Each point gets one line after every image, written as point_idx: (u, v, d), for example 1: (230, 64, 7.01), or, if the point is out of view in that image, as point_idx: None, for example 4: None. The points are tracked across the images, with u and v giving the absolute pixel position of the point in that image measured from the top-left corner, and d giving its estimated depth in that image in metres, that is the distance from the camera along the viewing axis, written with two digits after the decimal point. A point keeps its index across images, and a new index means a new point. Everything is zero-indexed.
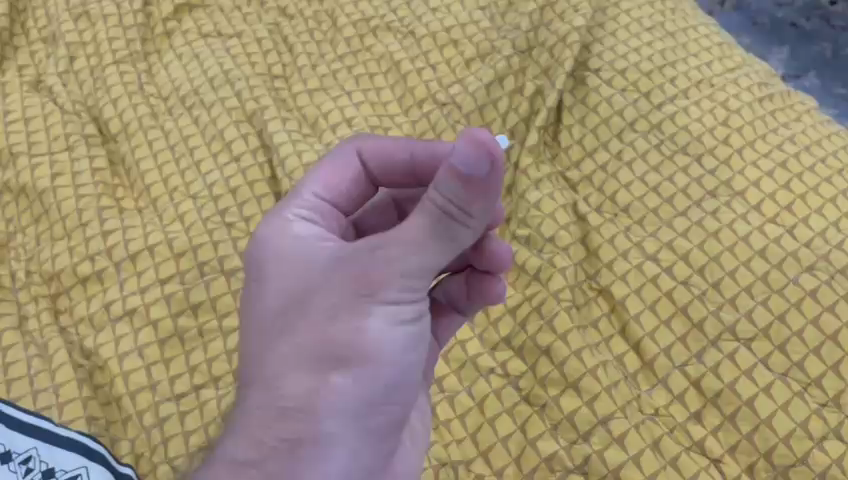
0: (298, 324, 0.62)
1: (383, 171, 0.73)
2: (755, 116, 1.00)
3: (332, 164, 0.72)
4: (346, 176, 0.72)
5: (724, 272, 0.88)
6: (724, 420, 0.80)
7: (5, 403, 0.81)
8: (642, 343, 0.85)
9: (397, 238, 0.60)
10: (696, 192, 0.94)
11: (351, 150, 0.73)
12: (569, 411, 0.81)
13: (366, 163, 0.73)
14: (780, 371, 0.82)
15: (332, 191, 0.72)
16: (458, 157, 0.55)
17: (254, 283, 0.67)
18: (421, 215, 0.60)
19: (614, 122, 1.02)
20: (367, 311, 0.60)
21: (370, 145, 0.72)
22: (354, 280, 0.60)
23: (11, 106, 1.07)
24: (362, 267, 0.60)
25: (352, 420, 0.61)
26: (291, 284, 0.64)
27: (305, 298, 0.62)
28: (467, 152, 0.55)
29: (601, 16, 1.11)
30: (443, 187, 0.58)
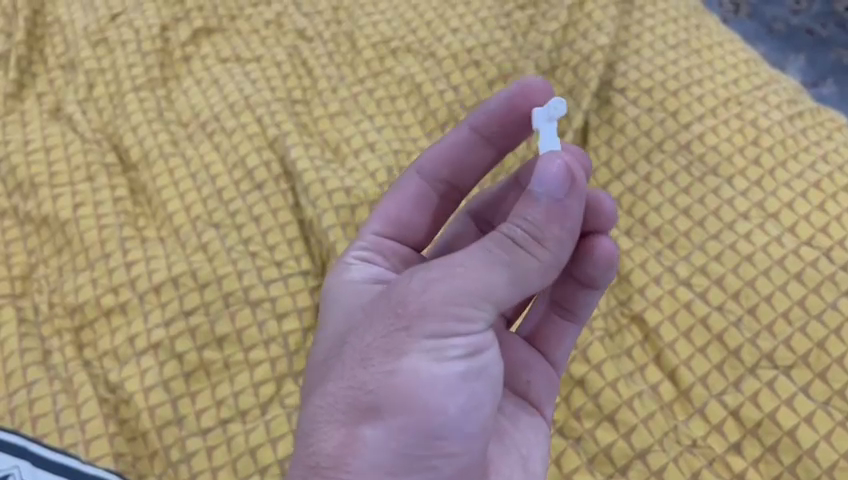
0: (335, 363, 0.57)
1: (457, 169, 0.72)
2: (785, 134, 0.98)
3: (386, 198, 0.73)
4: (401, 206, 0.72)
5: (759, 297, 0.86)
6: (765, 451, 0.78)
7: (43, 446, 0.79)
8: (677, 372, 0.83)
9: (442, 263, 0.56)
10: (728, 214, 0.93)
11: (403, 179, 0.73)
12: (605, 444, 0.79)
13: (428, 176, 0.72)
14: (822, 400, 0.80)
15: (392, 221, 0.72)
16: (538, 177, 0.55)
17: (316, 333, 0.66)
18: (480, 240, 0.57)
19: (642, 143, 1.00)
20: (402, 349, 0.53)
21: (432, 152, 0.72)
22: (389, 309, 0.55)
23: (31, 135, 1.06)
24: (400, 294, 0.55)
25: (390, 474, 0.53)
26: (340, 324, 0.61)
27: (347, 337, 0.59)
28: (553, 173, 0.54)
29: (625, 34, 1.10)
30: (515, 215, 0.56)
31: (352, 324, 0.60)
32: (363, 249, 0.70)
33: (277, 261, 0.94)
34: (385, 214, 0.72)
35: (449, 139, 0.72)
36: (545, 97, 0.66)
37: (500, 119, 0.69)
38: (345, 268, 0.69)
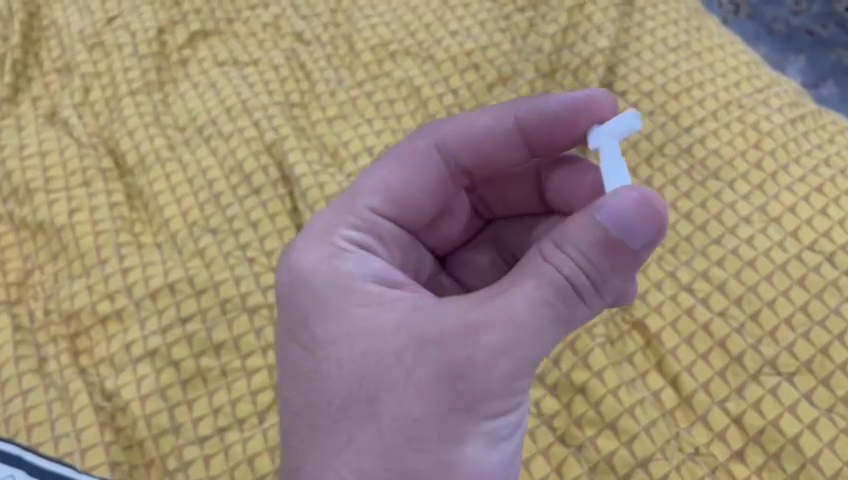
0: (375, 415, 0.56)
1: (481, 155, 0.71)
2: (787, 138, 0.97)
3: (388, 165, 0.70)
4: (410, 176, 0.69)
5: (762, 303, 0.85)
6: (768, 459, 0.77)
7: (40, 455, 0.78)
8: (679, 378, 0.82)
9: (504, 319, 0.54)
10: (730, 219, 0.92)
11: (420, 149, 0.70)
12: (606, 453, 0.78)
13: (448, 150, 0.70)
14: (825, 407, 0.79)
15: (398, 195, 0.69)
16: (613, 217, 0.52)
17: (302, 337, 0.61)
18: (538, 290, 0.54)
19: (642, 147, 0.99)
20: (460, 430, 0.54)
21: (462, 128, 0.70)
22: (447, 371, 0.54)
23: (26, 140, 1.05)
24: (463, 357, 0.53)
25: None
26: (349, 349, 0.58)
27: (379, 381, 0.56)
28: (638, 220, 0.51)
29: (626, 37, 1.09)
30: (580, 259, 0.53)
31: (375, 359, 0.57)
32: (355, 227, 0.66)
33: (275, 267, 0.93)
34: (386, 184, 0.68)
35: (486, 123, 0.70)
36: (607, 115, 0.66)
37: (548, 120, 0.68)
38: (334, 252, 0.63)
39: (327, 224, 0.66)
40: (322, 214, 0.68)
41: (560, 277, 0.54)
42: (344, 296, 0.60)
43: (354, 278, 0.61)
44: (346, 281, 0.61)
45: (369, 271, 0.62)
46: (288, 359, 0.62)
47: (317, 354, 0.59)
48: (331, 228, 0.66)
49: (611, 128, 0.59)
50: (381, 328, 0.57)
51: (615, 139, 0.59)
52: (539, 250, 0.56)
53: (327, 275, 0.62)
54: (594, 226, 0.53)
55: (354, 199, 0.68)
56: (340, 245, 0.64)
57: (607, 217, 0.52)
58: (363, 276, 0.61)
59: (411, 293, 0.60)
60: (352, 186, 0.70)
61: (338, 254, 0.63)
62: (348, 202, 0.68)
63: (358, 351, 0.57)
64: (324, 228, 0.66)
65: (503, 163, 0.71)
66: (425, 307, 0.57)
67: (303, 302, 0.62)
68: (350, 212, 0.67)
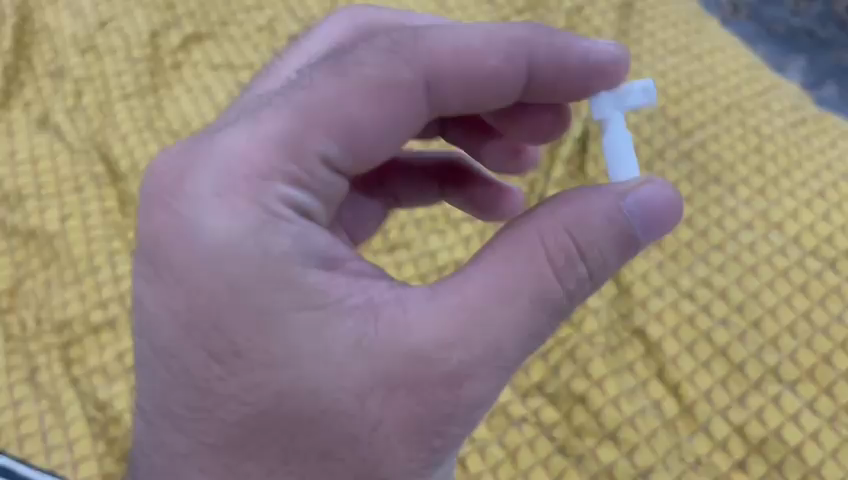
0: (328, 455, 0.48)
1: (475, 92, 0.57)
2: (788, 141, 0.96)
3: (341, 80, 0.51)
4: (383, 114, 0.53)
5: (764, 310, 0.84)
6: (771, 470, 0.76)
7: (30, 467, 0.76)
8: (680, 387, 0.81)
9: (496, 350, 0.49)
10: (731, 224, 0.91)
11: (401, 77, 0.53)
12: (607, 463, 0.77)
13: (442, 84, 0.55)
14: (828, 416, 0.78)
15: (362, 132, 0.52)
16: (643, 214, 0.51)
17: (219, 345, 0.48)
18: (542, 299, 0.50)
19: (642, 151, 0.98)
20: (434, 456, 0.51)
21: (458, 57, 0.55)
22: (426, 410, 0.49)
23: (19, 146, 1.04)
24: (458, 379, 0.49)
25: None
26: (295, 376, 0.48)
27: (335, 416, 0.48)
28: (660, 216, 0.52)
29: (624, 40, 1.08)
30: (595, 260, 0.51)
31: (329, 387, 0.48)
32: (289, 180, 0.51)
33: None
34: (337, 109, 0.51)
35: (490, 59, 0.56)
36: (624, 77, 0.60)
37: (555, 69, 0.58)
38: (266, 226, 0.49)
39: (250, 173, 0.50)
40: (237, 146, 0.50)
41: (560, 302, 0.51)
42: (283, 301, 0.48)
43: (292, 268, 0.49)
44: (284, 275, 0.48)
45: (307, 250, 0.50)
46: (192, 367, 0.50)
47: (244, 372, 0.48)
48: (257, 183, 0.50)
49: (619, 99, 0.58)
50: (335, 349, 0.48)
51: (620, 114, 0.59)
52: (543, 262, 0.50)
53: (258, 266, 0.48)
54: (616, 237, 0.51)
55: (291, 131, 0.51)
56: (273, 214, 0.49)
57: (639, 208, 0.51)
58: (300, 261, 0.49)
59: (358, 288, 0.50)
60: (283, 102, 0.52)
61: (272, 232, 0.49)
62: (279, 134, 0.50)
63: (305, 378, 0.48)
64: (247, 181, 0.50)
65: (500, 99, 0.58)
66: (392, 322, 0.49)
67: (220, 299, 0.48)
68: (285, 157, 0.50)
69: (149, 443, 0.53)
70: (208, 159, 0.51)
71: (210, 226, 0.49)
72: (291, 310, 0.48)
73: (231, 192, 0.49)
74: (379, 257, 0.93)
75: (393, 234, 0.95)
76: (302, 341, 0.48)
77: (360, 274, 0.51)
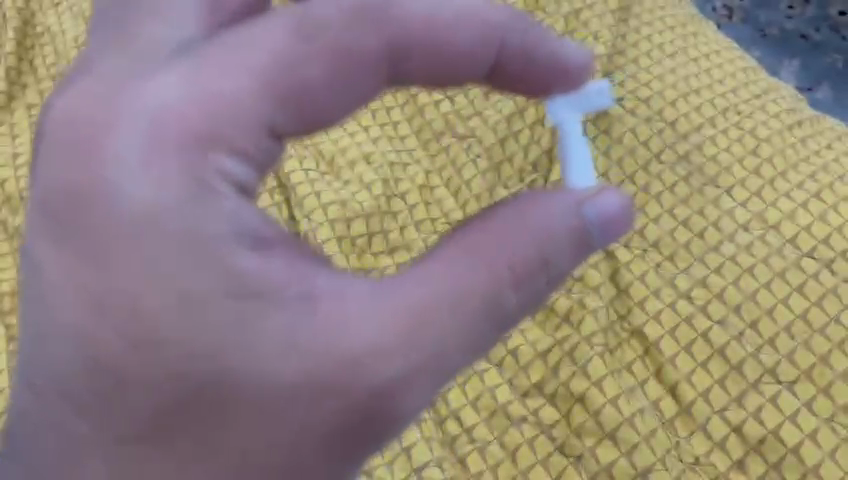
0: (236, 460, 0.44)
1: (433, 66, 0.47)
2: (785, 143, 0.97)
3: (303, 42, 0.44)
4: (330, 96, 0.45)
5: (762, 310, 0.85)
6: (768, 468, 0.77)
7: None
8: (678, 387, 0.82)
9: (436, 354, 0.45)
10: (728, 226, 0.91)
11: (361, 51, 0.45)
12: (606, 463, 0.78)
13: (406, 63, 0.47)
14: (826, 416, 0.78)
15: (310, 109, 0.45)
16: (602, 225, 0.46)
17: (126, 329, 0.42)
18: (493, 306, 0.45)
19: (640, 154, 0.99)
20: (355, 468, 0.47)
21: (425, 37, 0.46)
22: (352, 417, 0.44)
23: (23, 149, 1.05)
24: (393, 388, 0.44)
25: None
26: (210, 371, 0.43)
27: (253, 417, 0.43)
28: (616, 228, 0.47)
29: (622, 42, 1.10)
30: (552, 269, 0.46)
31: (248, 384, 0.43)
32: (229, 151, 0.44)
33: None
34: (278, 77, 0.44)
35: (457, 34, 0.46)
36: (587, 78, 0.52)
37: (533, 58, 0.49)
38: (200, 204, 0.43)
39: (182, 134, 0.43)
40: (174, 98, 0.43)
41: (507, 310, 0.45)
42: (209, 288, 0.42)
43: (226, 251, 0.43)
44: (215, 259, 0.43)
45: (242, 233, 0.44)
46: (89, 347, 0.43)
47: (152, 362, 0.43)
48: (195, 152, 0.43)
49: (583, 100, 0.60)
50: (263, 344, 0.43)
51: (577, 117, 0.61)
52: (501, 257, 0.45)
53: (184, 246, 0.42)
54: (576, 242, 0.46)
55: (237, 93, 0.43)
56: (210, 189, 0.43)
57: (599, 219, 0.46)
58: (237, 245, 0.43)
59: (298, 276, 0.45)
60: (236, 53, 0.44)
61: (206, 212, 0.43)
62: (224, 94, 0.43)
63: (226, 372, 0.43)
64: (181, 146, 0.43)
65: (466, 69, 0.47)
66: (329, 316, 0.44)
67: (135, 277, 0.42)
68: (229, 126, 0.44)
69: (26, 426, 0.46)
70: (141, 109, 0.43)
71: (134, 193, 0.42)
72: (218, 298, 0.43)
73: (161, 155, 0.43)
74: (379, 258, 0.93)
75: (393, 235, 0.95)
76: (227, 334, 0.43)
77: (301, 259, 0.46)
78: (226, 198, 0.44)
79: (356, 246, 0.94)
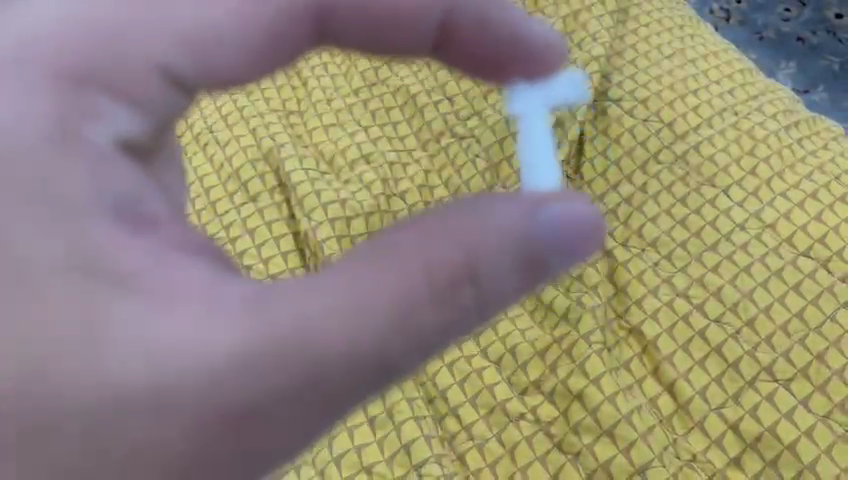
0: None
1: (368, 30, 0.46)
2: (782, 144, 0.98)
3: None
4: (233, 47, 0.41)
5: (758, 309, 0.85)
6: (766, 466, 0.77)
7: None
8: (675, 385, 0.83)
9: (318, 355, 0.34)
10: (725, 225, 0.92)
11: (278, 0, 0.43)
12: (604, 460, 0.78)
13: (334, 18, 0.45)
14: (822, 413, 0.79)
15: (221, 64, 0.42)
16: (558, 233, 0.35)
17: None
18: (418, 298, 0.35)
19: (638, 155, 1.00)
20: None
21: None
22: (194, 427, 0.34)
23: None
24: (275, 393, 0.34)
25: None
26: (7, 376, 0.31)
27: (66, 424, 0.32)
28: (575, 240, 0.36)
29: (620, 44, 1.11)
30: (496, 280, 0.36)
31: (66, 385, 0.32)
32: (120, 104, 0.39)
33: (272, 274, 0.93)
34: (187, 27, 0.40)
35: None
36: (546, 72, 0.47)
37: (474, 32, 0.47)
38: (57, 153, 0.35)
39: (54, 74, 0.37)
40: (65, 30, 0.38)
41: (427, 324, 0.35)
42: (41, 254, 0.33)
43: (83, 210, 0.34)
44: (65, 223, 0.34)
45: (106, 200, 0.35)
46: None
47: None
48: (68, 92, 0.37)
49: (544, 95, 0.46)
50: (102, 332, 0.32)
51: (540, 111, 0.46)
52: (443, 247, 0.35)
53: (24, 203, 0.33)
54: (512, 254, 0.35)
55: (127, 41, 0.39)
56: (76, 142, 0.36)
57: (557, 228, 0.35)
58: (95, 212, 0.35)
59: (170, 262, 0.35)
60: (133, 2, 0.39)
61: (65, 167, 0.35)
62: (114, 39, 0.38)
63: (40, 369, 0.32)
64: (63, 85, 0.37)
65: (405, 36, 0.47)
66: (187, 298, 0.34)
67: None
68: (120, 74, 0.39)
69: None
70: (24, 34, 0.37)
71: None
72: (56, 272, 0.33)
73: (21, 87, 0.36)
74: None
75: None
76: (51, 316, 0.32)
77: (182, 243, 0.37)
78: (101, 155, 0.37)
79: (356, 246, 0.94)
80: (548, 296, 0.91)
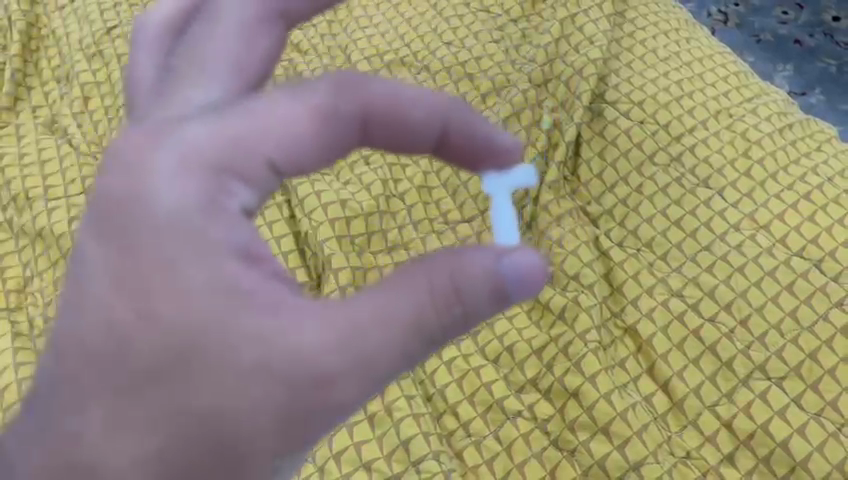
0: (141, 466, 0.36)
1: (388, 131, 0.42)
2: (776, 146, 0.99)
3: (307, 102, 0.39)
4: (300, 144, 0.39)
5: (752, 308, 0.87)
6: (758, 463, 0.78)
7: None
8: (670, 383, 0.84)
9: (369, 362, 0.38)
10: (720, 226, 0.93)
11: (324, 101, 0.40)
12: (599, 457, 0.79)
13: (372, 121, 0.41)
14: (814, 411, 0.80)
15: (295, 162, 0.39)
16: (511, 275, 0.38)
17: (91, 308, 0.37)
18: (433, 310, 0.38)
19: (634, 156, 1.01)
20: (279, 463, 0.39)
21: (415, 98, 0.42)
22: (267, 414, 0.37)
23: (26, 149, 1.08)
24: (330, 386, 0.38)
25: None
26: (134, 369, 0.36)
27: (189, 421, 0.36)
28: (525, 270, 0.39)
29: (616, 47, 1.12)
30: (481, 306, 0.39)
31: (200, 390, 0.36)
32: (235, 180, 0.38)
33: None
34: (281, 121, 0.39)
35: (428, 98, 0.42)
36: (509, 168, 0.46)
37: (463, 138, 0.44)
38: (189, 217, 0.37)
39: (190, 141, 0.38)
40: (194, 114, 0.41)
41: (437, 329, 0.39)
42: (187, 283, 0.37)
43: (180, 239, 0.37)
44: (202, 257, 0.37)
45: (227, 246, 0.38)
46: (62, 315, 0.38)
47: (107, 355, 0.36)
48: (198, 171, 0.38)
49: (504, 181, 0.48)
50: (198, 342, 0.37)
51: (505, 190, 0.49)
52: (445, 270, 0.38)
53: (165, 244, 0.37)
54: (491, 285, 0.38)
55: (252, 136, 0.38)
56: (209, 211, 0.38)
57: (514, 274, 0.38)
58: (223, 251, 0.37)
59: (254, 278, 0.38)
60: (256, 105, 0.39)
61: (187, 218, 0.37)
62: (231, 132, 0.38)
63: (187, 376, 0.36)
64: (189, 156, 0.38)
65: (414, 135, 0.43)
66: (298, 317, 0.38)
67: (108, 254, 0.38)
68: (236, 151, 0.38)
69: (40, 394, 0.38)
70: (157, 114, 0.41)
71: (128, 168, 0.38)
72: (188, 296, 0.37)
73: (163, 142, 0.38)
74: (378, 257, 0.95)
75: (392, 234, 0.97)
76: (194, 333, 0.36)
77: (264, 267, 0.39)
78: (222, 213, 0.38)
79: (355, 246, 0.96)
80: (545, 296, 0.92)
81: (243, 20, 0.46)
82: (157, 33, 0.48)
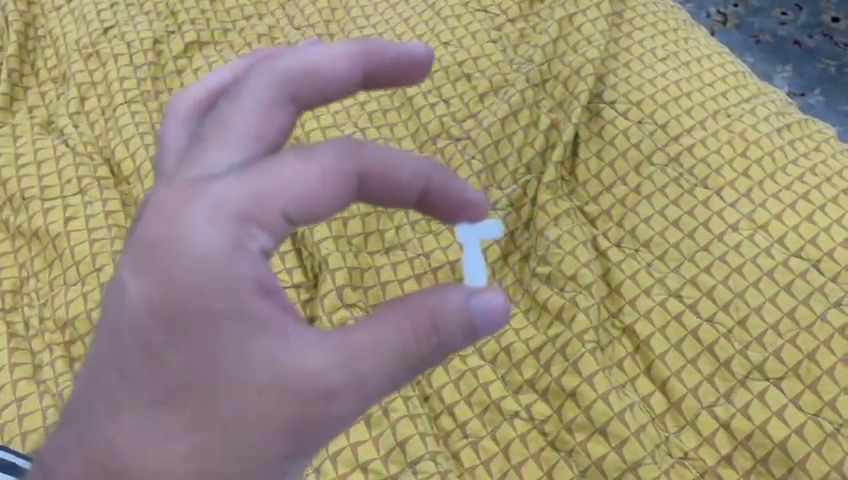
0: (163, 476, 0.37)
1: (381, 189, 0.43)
2: (774, 146, 0.99)
3: (318, 163, 0.39)
4: (306, 201, 0.38)
5: (750, 308, 0.86)
6: (756, 463, 0.78)
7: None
8: (669, 383, 0.84)
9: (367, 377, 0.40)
10: (718, 226, 0.93)
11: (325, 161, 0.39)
12: (597, 457, 0.79)
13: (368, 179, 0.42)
14: (813, 411, 0.79)
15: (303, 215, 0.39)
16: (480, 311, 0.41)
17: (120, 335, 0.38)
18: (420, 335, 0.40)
19: (632, 156, 1.01)
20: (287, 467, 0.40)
21: (403, 158, 0.44)
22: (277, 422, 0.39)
23: (22, 149, 1.07)
24: (337, 400, 0.39)
25: None
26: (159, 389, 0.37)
27: (210, 429, 0.38)
28: (495, 307, 0.42)
29: (615, 47, 1.12)
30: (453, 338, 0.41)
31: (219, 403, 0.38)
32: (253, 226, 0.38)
33: None
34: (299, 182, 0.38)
35: (412, 160, 0.44)
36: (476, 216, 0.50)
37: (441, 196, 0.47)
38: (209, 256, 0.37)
39: (207, 185, 0.38)
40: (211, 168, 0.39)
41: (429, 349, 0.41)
42: (207, 311, 0.37)
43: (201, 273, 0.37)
44: (222, 288, 0.37)
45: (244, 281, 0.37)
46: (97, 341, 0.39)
47: (135, 372, 0.37)
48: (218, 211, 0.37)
49: (477, 231, 0.56)
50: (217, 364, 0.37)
51: (476, 239, 0.57)
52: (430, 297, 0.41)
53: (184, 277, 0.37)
54: (464, 322, 0.41)
55: (267, 191, 0.38)
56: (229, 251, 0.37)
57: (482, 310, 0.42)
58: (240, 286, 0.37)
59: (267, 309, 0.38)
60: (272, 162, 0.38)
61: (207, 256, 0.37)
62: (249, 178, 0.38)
63: (209, 392, 0.37)
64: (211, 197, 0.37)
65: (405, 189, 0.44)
66: (308, 341, 0.39)
67: (133, 280, 0.38)
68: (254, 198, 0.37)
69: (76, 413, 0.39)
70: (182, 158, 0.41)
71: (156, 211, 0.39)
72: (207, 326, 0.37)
73: (188, 192, 0.38)
74: (375, 257, 0.95)
75: (389, 234, 0.97)
76: (212, 354, 0.37)
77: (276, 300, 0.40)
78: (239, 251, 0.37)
79: (352, 246, 0.96)
80: (543, 296, 0.92)
81: (260, 104, 0.40)
82: (189, 111, 0.49)
